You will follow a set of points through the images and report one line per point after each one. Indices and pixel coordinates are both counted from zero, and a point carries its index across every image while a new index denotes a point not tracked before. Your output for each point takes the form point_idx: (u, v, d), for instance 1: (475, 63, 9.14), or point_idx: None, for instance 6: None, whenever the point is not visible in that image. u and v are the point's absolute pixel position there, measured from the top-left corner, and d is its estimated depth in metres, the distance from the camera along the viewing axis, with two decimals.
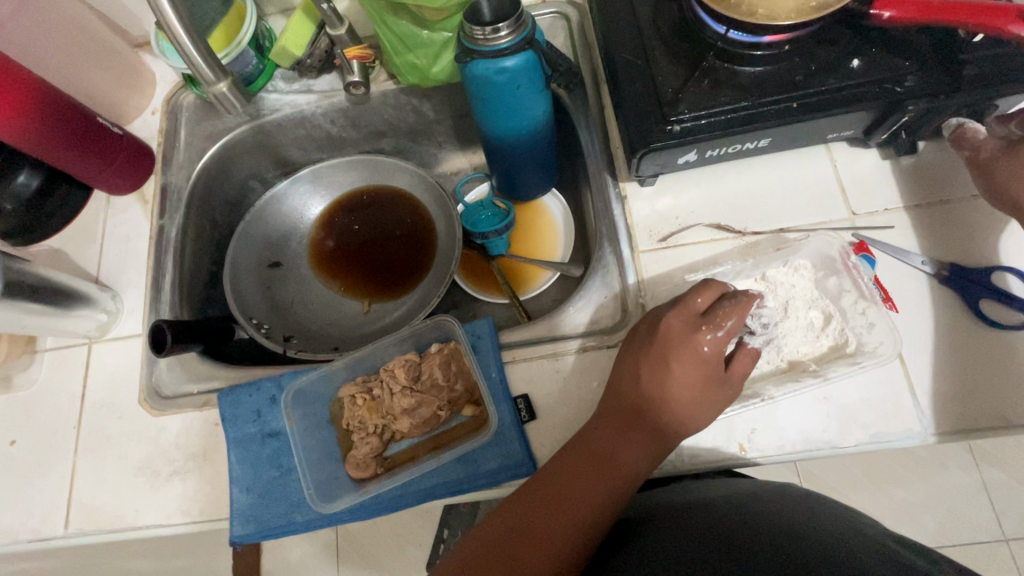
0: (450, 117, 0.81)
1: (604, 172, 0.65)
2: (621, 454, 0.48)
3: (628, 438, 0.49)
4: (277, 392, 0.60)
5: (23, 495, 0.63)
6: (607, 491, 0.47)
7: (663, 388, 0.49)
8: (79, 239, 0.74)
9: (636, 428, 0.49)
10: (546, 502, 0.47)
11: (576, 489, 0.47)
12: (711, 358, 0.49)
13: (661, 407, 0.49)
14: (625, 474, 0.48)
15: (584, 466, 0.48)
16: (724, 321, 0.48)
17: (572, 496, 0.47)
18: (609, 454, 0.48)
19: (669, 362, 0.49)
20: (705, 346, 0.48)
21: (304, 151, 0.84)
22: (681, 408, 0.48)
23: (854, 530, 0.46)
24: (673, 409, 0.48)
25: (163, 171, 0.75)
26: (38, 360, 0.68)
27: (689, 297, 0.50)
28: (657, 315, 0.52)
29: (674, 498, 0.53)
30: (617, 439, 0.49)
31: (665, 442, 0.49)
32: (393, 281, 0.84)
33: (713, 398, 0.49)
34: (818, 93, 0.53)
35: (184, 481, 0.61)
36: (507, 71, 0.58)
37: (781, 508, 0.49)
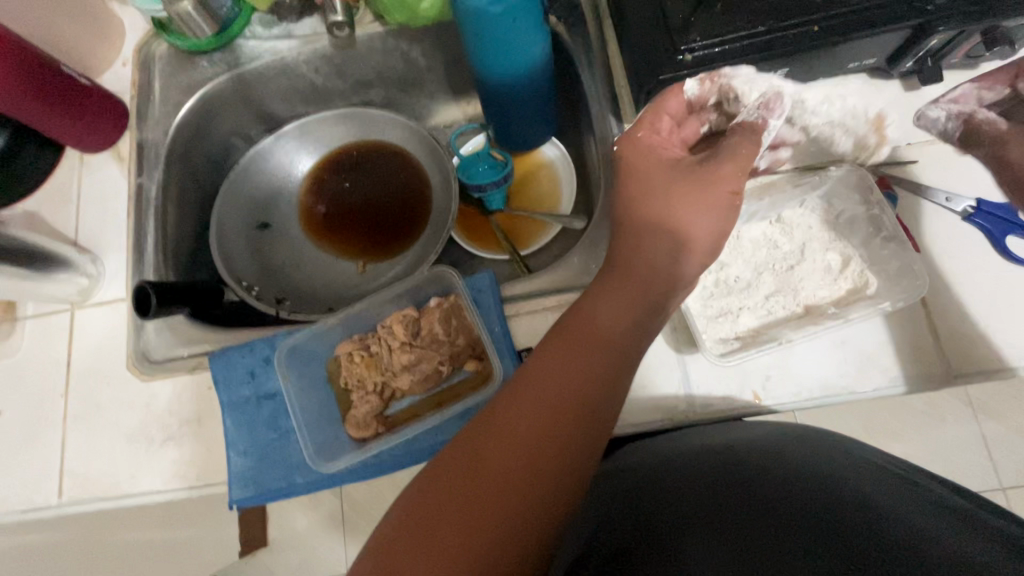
0: (442, 63, 0.76)
1: (608, 113, 0.61)
2: (597, 323, 0.44)
3: (613, 309, 0.44)
4: (270, 352, 0.58)
5: (12, 465, 0.61)
6: (589, 366, 0.42)
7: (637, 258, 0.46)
8: (52, 201, 0.69)
9: (619, 296, 0.45)
10: (533, 388, 0.41)
11: (564, 369, 0.42)
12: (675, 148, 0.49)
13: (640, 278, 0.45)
14: (604, 343, 0.43)
15: (562, 345, 0.43)
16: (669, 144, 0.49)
17: (559, 377, 0.41)
18: (595, 330, 0.44)
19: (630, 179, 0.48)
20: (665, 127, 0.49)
21: (289, 104, 0.80)
22: (644, 247, 0.46)
23: (879, 471, 0.44)
24: (638, 254, 0.46)
25: (137, 127, 0.71)
26: (18, 328, 0.65)
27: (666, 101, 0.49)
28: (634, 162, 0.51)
29: (683, 442, 0.50)
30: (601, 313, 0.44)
31: (642, 297, 0.45)
32: (388, 240, 0.80)
33: (690, 228, 0.44)
34: (841, 14, 0.48)
35: (179, 447, 0.59)
36: (504, 2, 0.53)
37: (799, 453, 0.47)
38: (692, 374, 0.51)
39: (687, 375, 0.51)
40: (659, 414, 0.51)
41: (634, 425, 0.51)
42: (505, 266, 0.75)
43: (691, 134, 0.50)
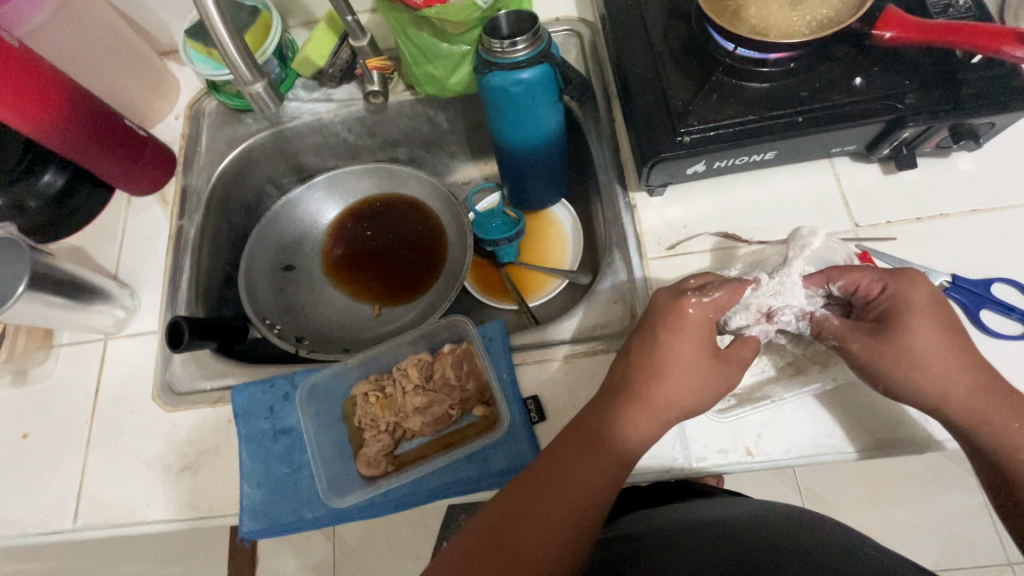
0: (464, 128, 0.83)
1: (615, 182, 0.67)
2: (611, 429, 0.47)
3: (661, 378, 0.47)
4: (289, 390, 0.61)
5: (33, 488, 0.64)
6: (597, 470, 0.46)
7: (655, 348, 0.48)
8: (97, 237, 0.75)
9: (662, 362, 0.47)
10: (549, 483, 0.46)
11: (615, 430, 0.47)
12: (697, 322, 0.48)
13: (659, 374, 0.47)
14: (616, 448, 0.47)
15: (576, 446, 0.47)
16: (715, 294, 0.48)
17: (606, 437, 0.47)
18: (641, 393, 0.48)
19: (658, 333, 0.48)
20: (690, 309, 0.48)
21: (321, 158, 0.87)
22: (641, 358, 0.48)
23: (854, 551, 0.47)
24: (646, 368, 0.48)
25: (183, 174, 0.77)
26: (53, 355, 0.69)
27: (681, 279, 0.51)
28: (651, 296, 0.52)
29: (682, 518, 0.53)
30: (647, 376, 0.48)
31: (650, 403, 0.47)
32: (404, 287, 0.85)
33: (679, 349, 0.47)
34: (824, 108, 0.55)
35: (194, 476, 0.61)
36: (524, 83, 0.60)
37: (783, 530, 0.49)
38: (689, 429, 0.54)
39: (684, 429, 0.54)
40: (655, 465, 0.53)
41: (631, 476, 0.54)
42: (513, 315, 0.80)
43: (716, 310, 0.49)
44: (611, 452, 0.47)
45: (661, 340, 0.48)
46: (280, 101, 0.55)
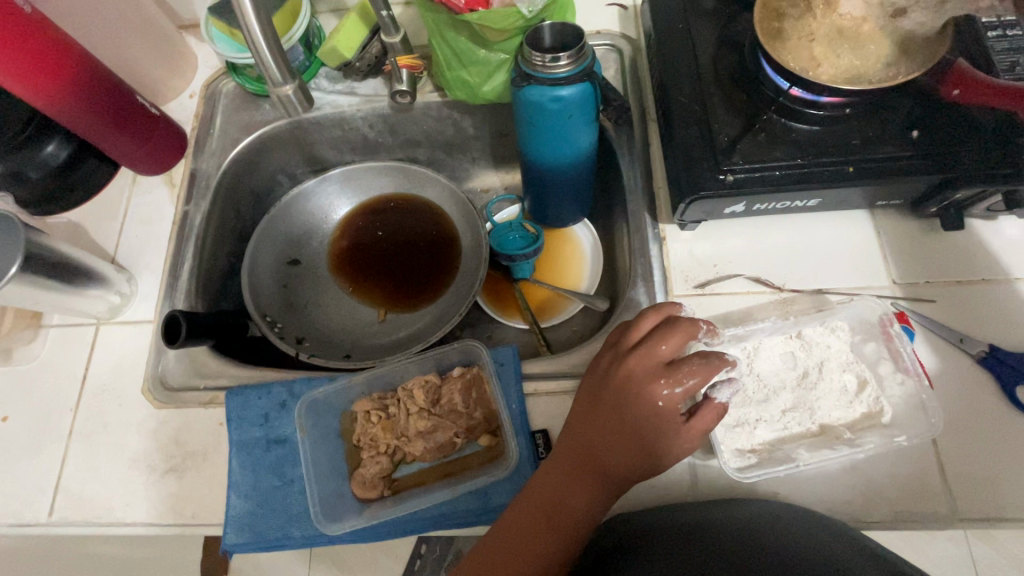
0: (489, 135, 0.80)
1: (644, 210, 0.64)
2: (569, 498, 0.47)
3: (612, 448, 0.47)
4: (286, 398, 0.59)
5: (9, 475, 0.61)
6: (554, 541, 0.46)
7: (612, 422, 0.47)
8: (98, 216, 0.71)
9: (619, 435, 0.47)
10: (506, 549, 0.46)
11: (572, 499, 0.47)
12: (664, 413, 0.46)
13: (616, 445, 0.47)
14: (574, 517, 0.46)
15: (535, 516, 0.47)
16: (686, 377, 0.46)
17: (562, 504, 0.47)
18: (591, 463, 0.47)
19: (621, 409, 0.47)
20: (660, 399, 0.46)
21: (337, 151, 0.83)
22: (604, 435, 0.47)
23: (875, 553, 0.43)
24: (606, 443, 0.47)
25: (194, 157, 0.74)
26: (41, 335, 0.66)
27: (651, 343, 0.48)
28: (618, 352, 0.50)
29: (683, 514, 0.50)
30: (605, 445, 0.47)
31: (608, 475, 0.47)
32: (413, 293, 0.82)
33: (634, 426, 0.46)
34: (875, 160, 0.52)
35: (178, 480, 0.59)
36: (562, 100, 0.57)
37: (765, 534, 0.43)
38: (703, 481, 0.52)
39: (697, 479, 0.52)
40: None
41: None
42: (523, 335, 0.77)
43: (708, 412, 0.47)
44: (567, 522, 0.46)
45: (618, 411, 0.47)
46: (309, 106, 0.50)
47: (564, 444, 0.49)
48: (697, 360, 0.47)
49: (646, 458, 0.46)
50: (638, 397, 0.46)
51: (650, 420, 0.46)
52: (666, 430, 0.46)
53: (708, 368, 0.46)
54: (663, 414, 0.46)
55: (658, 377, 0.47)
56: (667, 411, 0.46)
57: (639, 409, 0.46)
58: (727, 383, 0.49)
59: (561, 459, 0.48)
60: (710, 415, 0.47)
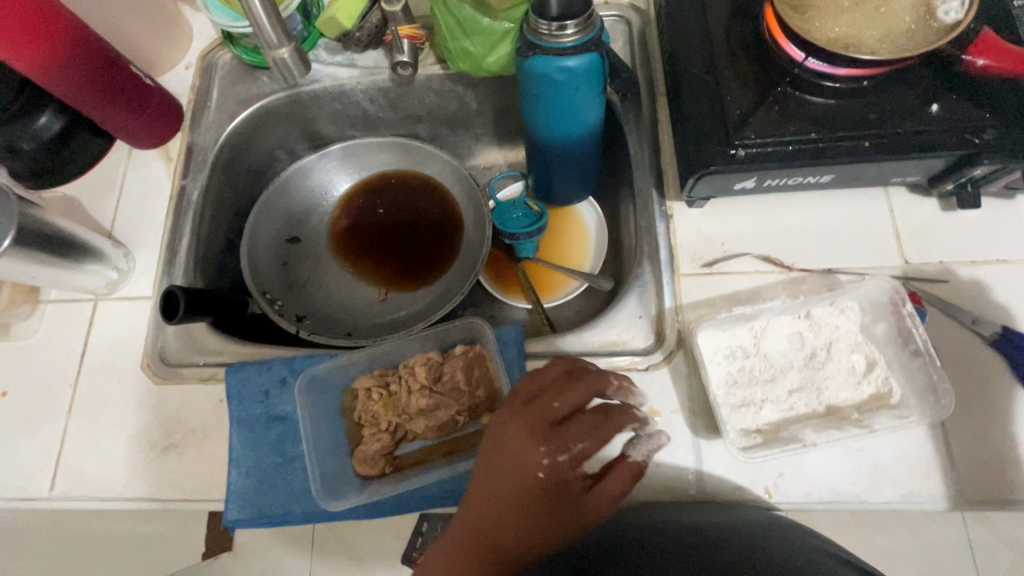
0: (493, 109, 0.78)
1: (652, 187, 0.62)
2: None
3: (510, 532, 0.46)
4: (287, 375, 0.59)
5: (10, 450, 0.60)
6: None
7: (504, 496, 0.46)
8: (94, 190, 0.70)
9: (519, 515, 0.46)
10: None
11: None
12: (558, 480, 0.46)
13: (511, 525, 0.46)
14: None
15: None
16: (572, 440, 0.46)
17: None
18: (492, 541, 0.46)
19: (508, 480, 0.46)
20: (544, 465, 0.45)
21: (337, 126, 0.81)
22: (496, 513, 0.46)
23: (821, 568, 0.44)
24: (503, 525, 0.46)
25: (190, 130, 0.72)
26: (39, 311, 0.65)
27: (542, 404, 0.47)
28: (504, 413, 0.48)
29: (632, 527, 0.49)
30: (504, 523, 0.46)
31: (512, 555, 0.46)
32: (415, 272, 0.81)
33: (528, 503, 0.45)
34: (891, 135, 0.50)
35: (180, 456, 0.58)
36: (567, 71, 0.56)
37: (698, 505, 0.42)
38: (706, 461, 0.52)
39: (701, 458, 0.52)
40: (668, 496, 0.52)
41: (642, 504, 0.52)
42: (526, 314, 0.76)
43: (620, 478, 0.47)
44: None
45: (508, 488, 0.46)
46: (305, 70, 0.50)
47: (460, 523, 0.47)
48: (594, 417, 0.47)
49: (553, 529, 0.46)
50: (524, 471, 0.45)
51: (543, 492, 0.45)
52: (563, 503, 0.46)
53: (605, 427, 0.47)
54: (559, 486, 0.46)
55: (543, 444, 0.46)
56: (556, 477, 0.46)
57: (524, 480, 0.45)
58: (646, 436, 0.49)
59: (458, 539, 0.47)
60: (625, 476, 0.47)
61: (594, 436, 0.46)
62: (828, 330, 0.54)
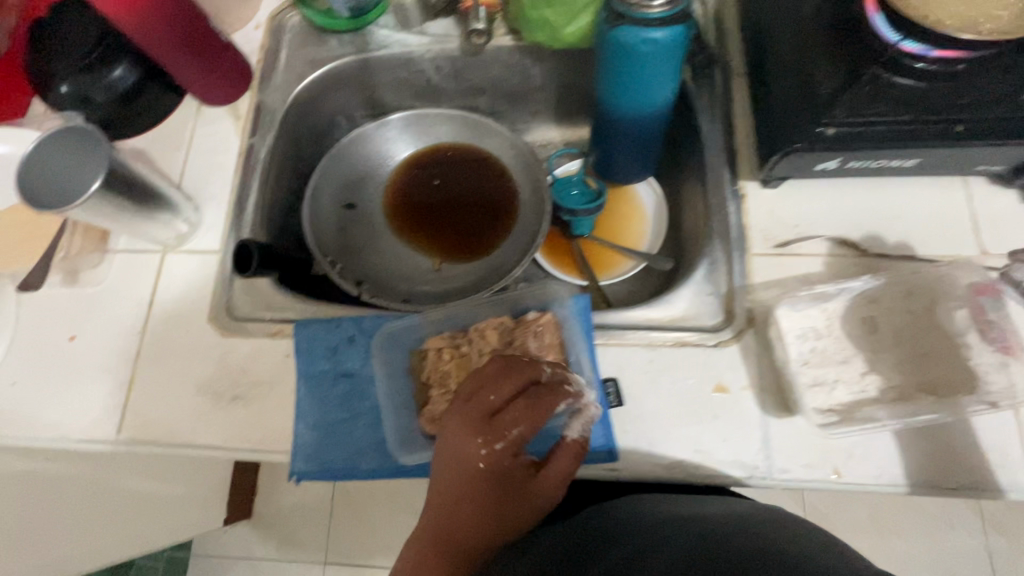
0: (557, 85, 0.78)
1: (724, 166, 0.62)
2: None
3: (463, 522, 0.50)
4: (355, 333, 0.60)
5: (80, 393, 0.62)
6: None
7: (451, 490, 0.50)
8: (162, 144, 0.70)
9: (468, 504, 0.49)
10: None
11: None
12: (499, 467, 0.49)
13: (462, 517, 0.50)
14: None
15: None
16: (508, 427, 0.49)
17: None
18: (454, 531, 0.50)
19: (453, 474, 0.49)
20: (483, 456, 0.49)
21: (399, 94, 0.81)
22: (449, 507, 0.50)
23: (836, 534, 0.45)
24: (456, 518, 0.50)
25: (259, 90, 0.72)
26: (107, 260, 0.66)
27: (479, 398, 0.50)
28: (449, 409, 0.52)
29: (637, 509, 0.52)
30: (458, 514, 0.50)
31: (470, 543, 0.50)
32: (468, 244, 0.81)
33: (473, 493, 0.49)
34: (985, 121, 0.50)
35: (246, 407, 0.59)
36: (654, 43, 0.56)
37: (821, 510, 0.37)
38: (774, 438, 0.53)
39: (768, 436, 0.53)
40: (734, 471, 0.52)
41: (708, 477, 0.53)
42: None
43: (564, 459, 0.50)
44: None
45: (456, 479, 0.49)
46: None
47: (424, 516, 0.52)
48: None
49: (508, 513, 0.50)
50: (465, 461, 0.49)
51: (488, 479, 0.49)
52: (506, 489, 0.49)
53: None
54: (500, 472, 0.49)
55: (479, 435, 0.49)
56: (498, 464, 0.49)
57: (464, 471, 0.49)
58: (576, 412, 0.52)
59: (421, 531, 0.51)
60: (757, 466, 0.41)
61: (530, 424, 0.49)
62: (903, 317, 0.54)
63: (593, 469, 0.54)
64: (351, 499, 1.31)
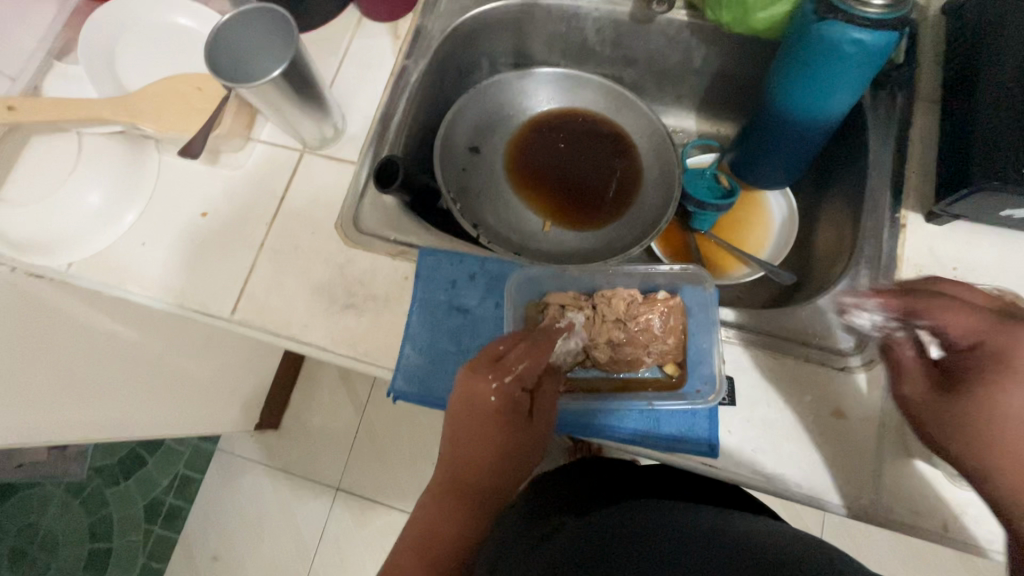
0: (714, 72, 0.75)
1: (887, 190, 0.59)
2: (448, 520, 0.52)
3: (475, 460, 0.51)
4: (476, 271, 0.60)
5: (201, 266, 0.63)
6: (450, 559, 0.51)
7: (461, 428, 0.50)
8: (320, 46, 0.71)
9: (478, 442, 0.51)
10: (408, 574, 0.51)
11: (451, 520, 0.52)
12: (505, 404, 0.50)
13: (472, 453, 0.51)
14: (457, 535, 0.52)
15: (426, 543, 0.52)
16: (515, 364, 0.50)
17: (444, 525, 0.52)
18: (464, 469, 0.52)
19: (462, 415, 0.50)
20: (493, 394, 0.49)
21: (548, 48, 0.80)
22: (461, 448, 0.51)
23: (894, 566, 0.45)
24: (466, 457, 0.52)
25: (422, 14, 0.72)
26: (249, 148, 0.68)
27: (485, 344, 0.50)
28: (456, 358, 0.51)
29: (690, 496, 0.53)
30: (469, 452, 0.51)
31: (481, 480, 0.52)
32: (582, 213, 0.80)
33: (478, 427, 0.50)
34: None
35: (358, 317, 0.60)
36: (858, 45, 0.53)
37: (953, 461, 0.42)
38: (888, 477, 0.50)
39: (881, 473, 0.51)
40: (838, 498, 0.50)
41: (809, 498, 0.51)
42: None
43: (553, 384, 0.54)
44: (452, 536, 0.52)
45: (467, 420, 0.50)
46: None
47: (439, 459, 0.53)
48: (933, 296, 0.42)
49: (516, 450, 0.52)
50: (477, 400, 0.49)
51: (498, 413, 0.50)
52: (513, 421, 0.50)
53: (942, 315, 0.41)
54: (507, 408, 0.50)
55: (488, 371, 0.49)
56: (506, 400, 0.50)
57: (472, 410, 0.49)
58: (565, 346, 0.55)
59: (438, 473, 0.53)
60: (916, 389, 0.44)
61: (533, 361, 0.50)
62: None
63: (691, 461, 0.52)
64: (377, 437, 1.33)
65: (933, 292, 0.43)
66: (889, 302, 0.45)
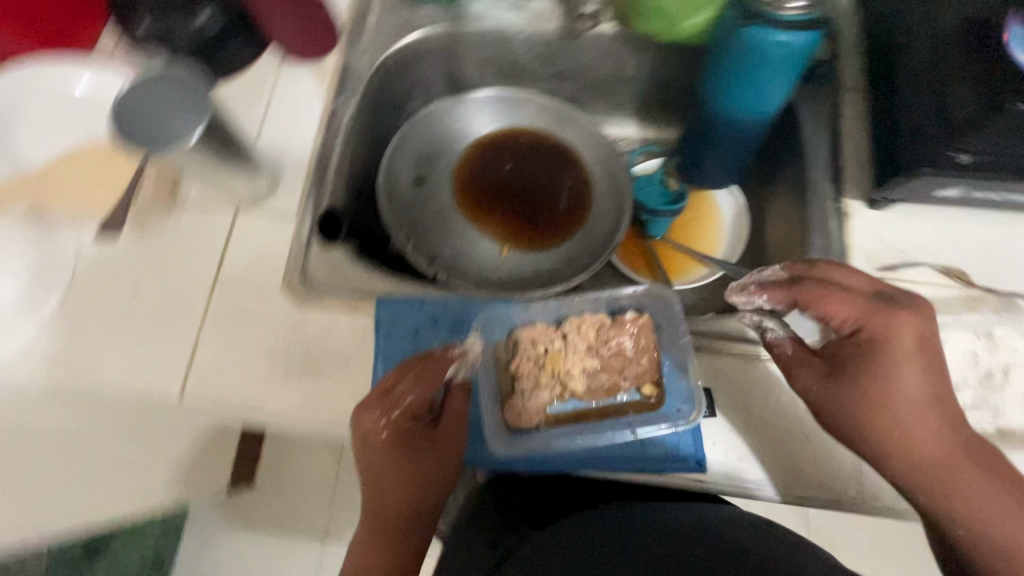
0: (649, 79, 0.76)
1: (828, 181, 0.61)
2: (378, 545, 0.55)
3: (388, 487, 0.53)
4: (438, 315, 0.58)
5: (137, 349, 0.58)
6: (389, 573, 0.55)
7: (367, 461, 0.53)
8: (241, 96, 0.67)
9: (385, 470, 0.53)
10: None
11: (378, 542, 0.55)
12: (399, 432, 0.52)
13: (383, 481, 0.53)
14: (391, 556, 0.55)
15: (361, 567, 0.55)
16: (403, 397, 0.51)
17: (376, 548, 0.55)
18: (384, 495, 0.54)
19: (362, 450, 0.52)
20: (382, 429, 0.51)
21: (481, 71, 0.78)
22: (370, 477, 0.53)
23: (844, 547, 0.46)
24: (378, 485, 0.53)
25: (346, 52, 0.69)
26: (176, 213, 0.63)
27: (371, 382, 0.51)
28: None
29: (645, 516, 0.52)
30: (381, 482, 0.53)
31: (399, 502, 0.54)
32: (538, 233, 0.78)
33: (380, 457, 0.52)
34: None
35: (319, 380, 0.57)
36: (784, 47, 0.54)
37: (848, 434, 0.48)
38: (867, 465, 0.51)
39: (861, 462, 0.52)
40: (824, 493, 0.51)
41: (799, 498, 0.51)
42: None
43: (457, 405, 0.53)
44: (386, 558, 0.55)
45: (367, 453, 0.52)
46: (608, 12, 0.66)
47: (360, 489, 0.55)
48: (816, 284, 0.50)
49: (418, 477, 0.53)
50: (368, 437, 0.51)
51: (393, 442, 0.52)
52: (413, 447, 0.52)
53: (827, 301, 0.49)
54: (402, 435, 0.52)
55: (375, 409, 0.50)
56: (398, 427, 0.52)
57: (367, 445, 0.52)
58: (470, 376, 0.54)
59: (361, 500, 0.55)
60: (809, 376, 0.50)
61: (420, 390, 0.51)
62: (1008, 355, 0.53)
63: (681, 479, 0.53)
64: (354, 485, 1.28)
65: (816, 282, 0.50)
66: (779, 294, 0.52)
